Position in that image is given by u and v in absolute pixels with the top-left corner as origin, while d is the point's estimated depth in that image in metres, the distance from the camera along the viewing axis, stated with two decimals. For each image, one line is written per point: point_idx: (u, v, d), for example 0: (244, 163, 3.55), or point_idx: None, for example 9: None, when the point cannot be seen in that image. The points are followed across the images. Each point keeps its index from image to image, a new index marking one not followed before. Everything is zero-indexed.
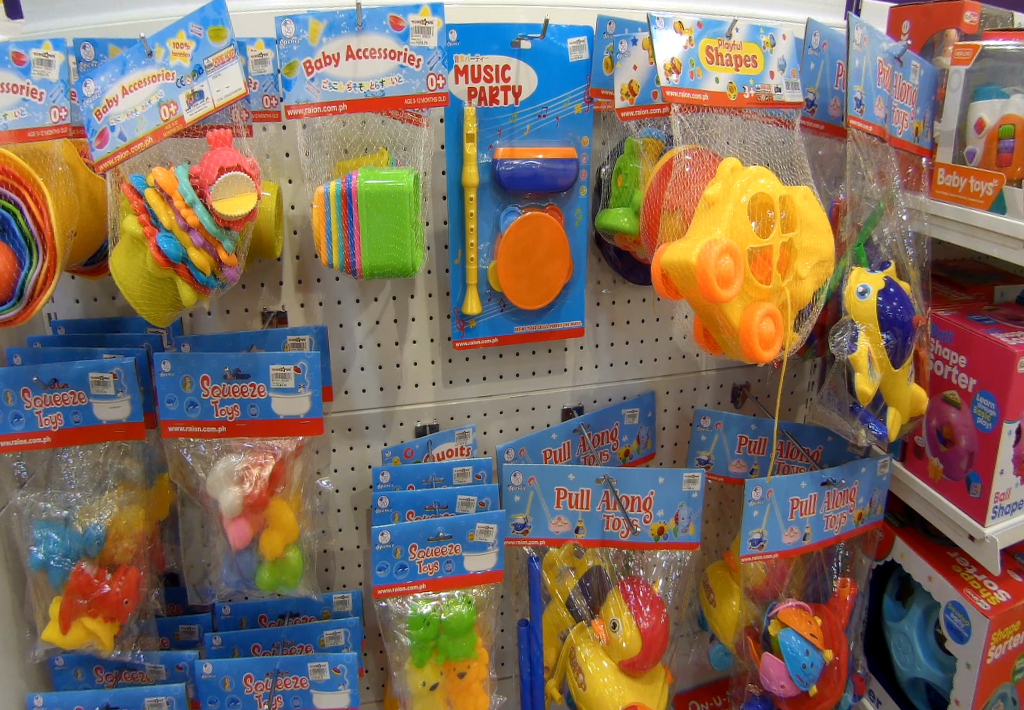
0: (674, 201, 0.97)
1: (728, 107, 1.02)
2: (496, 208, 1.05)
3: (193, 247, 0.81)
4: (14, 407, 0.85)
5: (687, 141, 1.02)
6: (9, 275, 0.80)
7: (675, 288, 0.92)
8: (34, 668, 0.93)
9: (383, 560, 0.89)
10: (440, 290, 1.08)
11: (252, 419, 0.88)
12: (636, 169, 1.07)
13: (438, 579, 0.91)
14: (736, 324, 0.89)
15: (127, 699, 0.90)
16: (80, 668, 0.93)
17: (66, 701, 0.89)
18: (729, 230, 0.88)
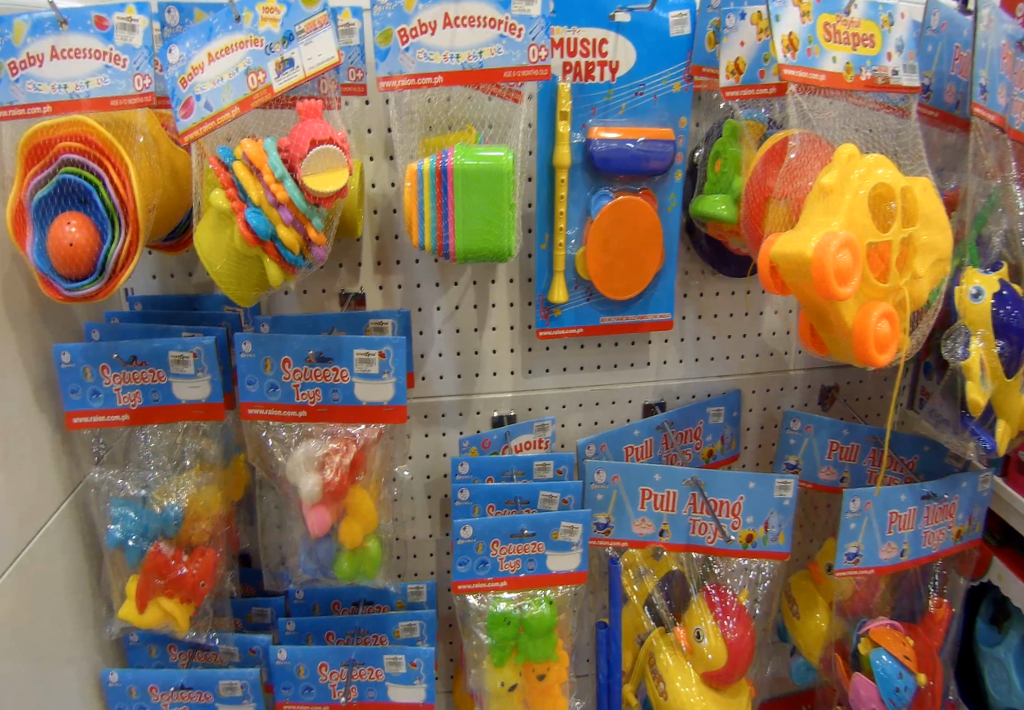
0: (783, 190, 0.91)
1: (844, 89, 0.95)
2: (587, 192, 1.00)
3: (283, 223, 0.78)
4: (93, 383, 0.83)
5: (802, 124, 0.95)
6: (91, 249, 0.79)
7: (782, 281, 0.86)
8: (110, 644, 0.92)
9: (464, 554, 0.86)
10: (522, 275, 1.03)
11: (334, 405, 0.85)
12: (737, 153, 1.02)
13: (519, 578, 0.87)
14: (850, 323, 0.83)
15: (201, 681, 0.88)
16: (153, 645, 0.92)
17: (141, 680, 0.88)
18: (847, 222, 0.82)
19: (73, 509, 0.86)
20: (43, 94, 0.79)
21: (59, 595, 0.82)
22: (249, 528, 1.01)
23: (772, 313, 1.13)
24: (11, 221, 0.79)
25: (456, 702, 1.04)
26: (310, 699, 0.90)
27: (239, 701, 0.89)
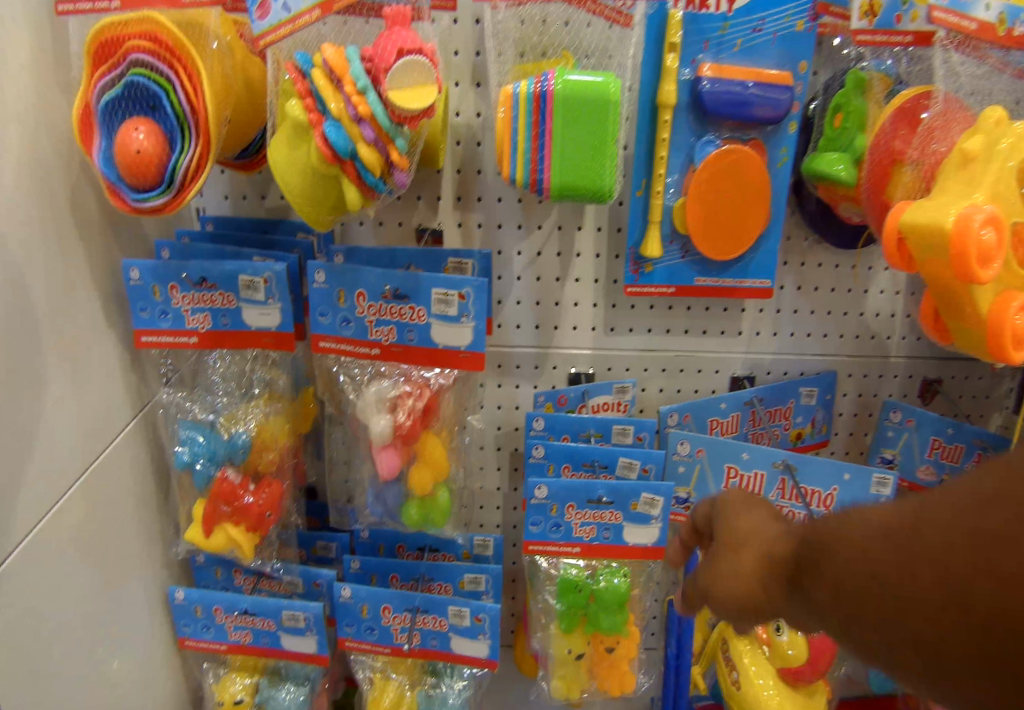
0: (917, 154, 0.80)
1: (994, 45, 0.79)
2: (691, 137, 0.90)
3: (363, 141, 0.71)
4: (162, 303, 0.80)
5: (949, 85, 0.80)
6: (159, 158, 0.73)
7: (911, 257, 0.75)
8: (177, 563, 0.94)
9: (537, 515, 0.82)
10: (611, 224, 0.95)
11: (408, 346, 0.79)
12: (862, 108, 0.88)
13: (593, 545, 0.83)
14: (985, 314, 0.73)
15: (265, 609, 0.88)
16: (219, 567, 0.92)
17: (206, 600, 0.89)
18: (990, 195, 0.71)
19: (143, 428, 0.87)
20: None
21: (125, 512, 0.83)
22: (316, 461, 0.98)
23: (878, 292, 1.02)
24: (79, 125, 0.73)
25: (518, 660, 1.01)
26: (372, 640, 0.88)
27: (302, 632, 0.89)
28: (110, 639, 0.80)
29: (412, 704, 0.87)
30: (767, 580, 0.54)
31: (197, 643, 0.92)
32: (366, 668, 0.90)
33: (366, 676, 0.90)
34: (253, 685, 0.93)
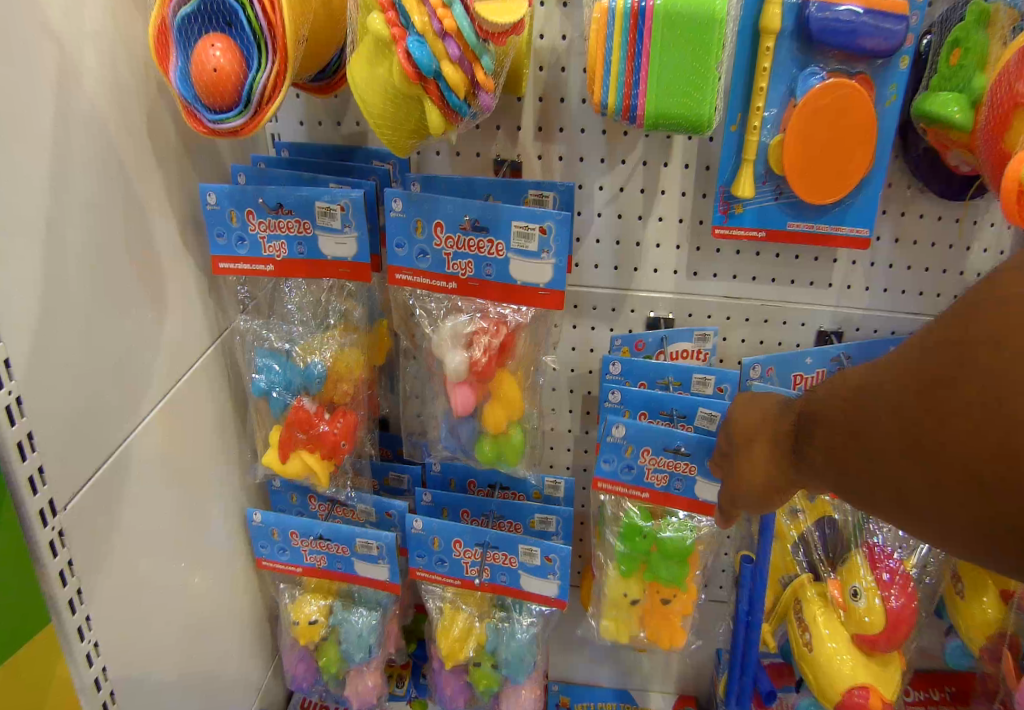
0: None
1: None
2: (793, 67, 0.81)
3: (448, 59, 0.67)
4: (239, 229, 0.79)
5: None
6: (235, 76, 0.69)
7: None
8: (254, 487, 0.99)
9: (610, 453, 0.83)
10: (700, 159, 0.89)
11: (486, 280, 0.77)
12: (985, 46, 0.76)
13: (663, 493, 0.85)
14: None
15: (340, 536, 0.92)
16: (295, 493, 0.96)
17: (283, 524, 0.93)
18: None
19: (221, 354, 0.89)
20: None
21: (207, 434, 0.86)
22: (390, 394, 0.98)
23: (982, 251, 0.92)
24: (153, 42, 0.70)
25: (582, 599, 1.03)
26: (443, 571, 0.89)
27: (375, 559, 0.92)
28: (192, 554, 0.85)
29: (481, 637, 0.91)
30: (782, 464, 0.66)
31: (273, 564, 0.97)
32: (436, 597, 0.93)
33: (436, 605, 0.93)
34: (327, 607, 0.98)
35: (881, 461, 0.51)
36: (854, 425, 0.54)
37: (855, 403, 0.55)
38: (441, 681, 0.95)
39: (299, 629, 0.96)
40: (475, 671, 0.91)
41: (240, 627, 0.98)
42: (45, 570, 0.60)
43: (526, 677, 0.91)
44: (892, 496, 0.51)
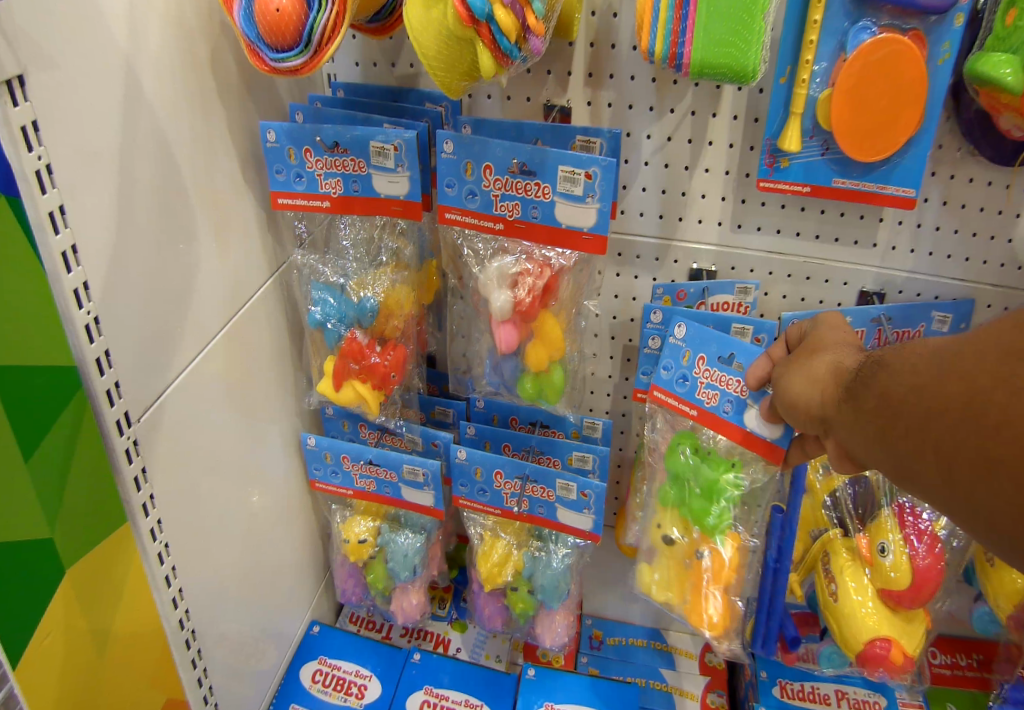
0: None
1: None
2: (844, 20, 0.80)
3: (501, 4, 0.68)
4: (297, 166, 0.82)
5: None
6: (296, 17, 0.71)
7: None
8: (308, 412, 1.05)
9: (670, 357, 0.87)
10: (749, 111, 0.88)
11: (533, 223, 0.78)
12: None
13: (710, 413, 0.85)
14: None
15: (388, 462, 0.98)
16: (346, 420, 1.03)
17: (336, 448, 1.00)
18: None
19: (279, 287, 0.94)
20: None
21: (265, 362, 0.92)
22: (437, 333, 1.02)
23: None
24: None
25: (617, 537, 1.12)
26: (484, 501, 0.96)
27: (420, 486, 0.98)
28: (251, 474, 0.92)
29: (518, 564, 0.97)
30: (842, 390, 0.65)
31: (326, 486, 1.04)
32: (477, 524, 1.00)
33: (477, 532, 1.00)
34: (376, 528, 1.06)
35: (934, 428, 0.51)
36: (917, 389, 0.54)
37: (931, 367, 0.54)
38: (480, 603, 1.03)
39: (349, 546, 1.04)
40: (512, 595, 0.98)
41: (294, 544, 1.06)
42: (121, 475, 0.66)
43: (559, 603, 0.98)
44: (933, 462, 0.51)
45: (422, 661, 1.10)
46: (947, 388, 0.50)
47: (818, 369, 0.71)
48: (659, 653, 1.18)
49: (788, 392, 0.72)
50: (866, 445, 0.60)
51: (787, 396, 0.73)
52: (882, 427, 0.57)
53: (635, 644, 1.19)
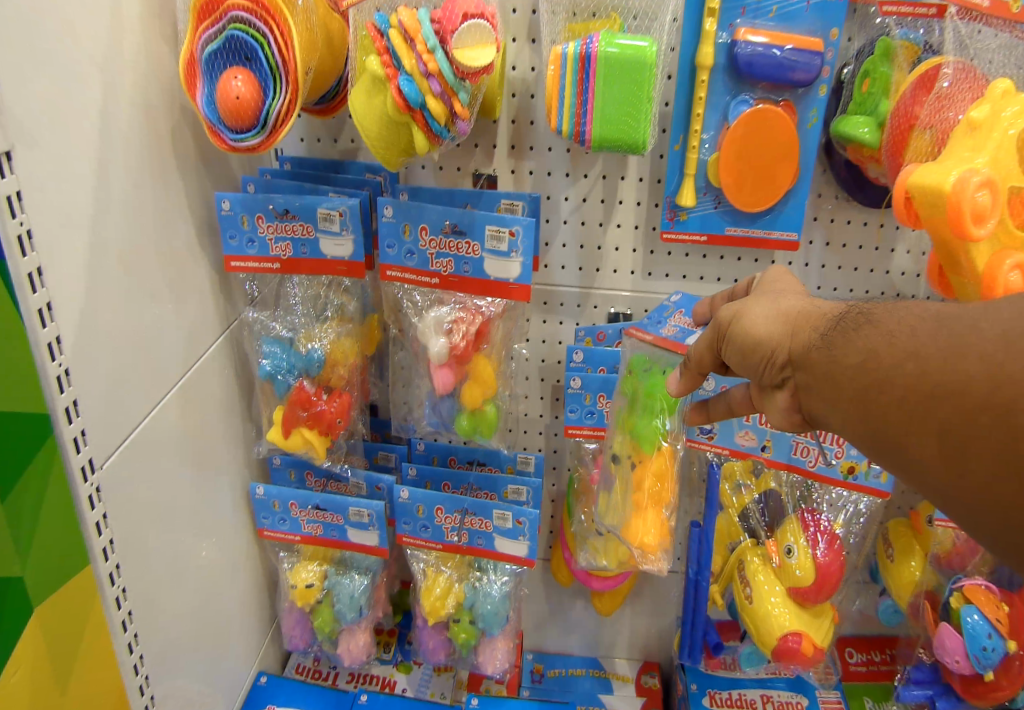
0: (928, 119, 0.86)
1: (1011, 19, 0.85)
2: (726, 97, 0.96)
3: (431, 94, 0.80)
4: (249, 231, 0.91)
5: (958, 52, 0.87)
6: (254, 102, 0.81)
7: (917, 213, 0.82)
8: (255, 463, 1.09)
9: (657, 308, 0.97)
10: (652, 174, 1.02)
11: (464, 277, 0.88)
12: (888, 75, 0.94)
13: (666, 341, 0.91)
14: (980, 271, 0.80)
15: (334, 506, 1.04)
16: (293, 470, 1.08)
17: (283, 496, 1.05)
18: (992, 160, 0.77)
19: (230, 343, 1.00)
20: None
21: (216, 413, 0.97)
22: (379, 382, 1.10)
23: (904, 252, 1.10)
24: (184, 72, 0.83)
25: (553, 568, 1.19)
26: (426, 537, 1.02)
27: (366, 526, 1.04)
28: (203, 520, 0.96)
29: (459, 595, 1.03)
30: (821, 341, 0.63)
31: (274, 534, 1.08)
32: (420, 560, 1.06)
33: (421, 569, 1.06)
34: (322, 571, 1.10)
35: (945, 415, 0.52)
36: (926, 362, 0.54)
37: (938, 333, 0.54)
38: (424, 637, 1.08)
39: (297, 591, 1.07)
40: (455, 626, 1.04)
41: (243, 593, 1.09)
42: (84, 519, 0.70)
43: (500, 630, 1.03)
44: (936, 447, 0.53)
45: (369, 700, 1.14)
46: (964, 378, 0.51)
47: (786, 310, 0.69)
48: (597, 679, 1.26)
49: (755, 326, 0.70)
50: (833, 401, 0.62)
51: (750, 335, 0.71)
52: (864, 392, 0.58)
53: (573, 675, 1.28)
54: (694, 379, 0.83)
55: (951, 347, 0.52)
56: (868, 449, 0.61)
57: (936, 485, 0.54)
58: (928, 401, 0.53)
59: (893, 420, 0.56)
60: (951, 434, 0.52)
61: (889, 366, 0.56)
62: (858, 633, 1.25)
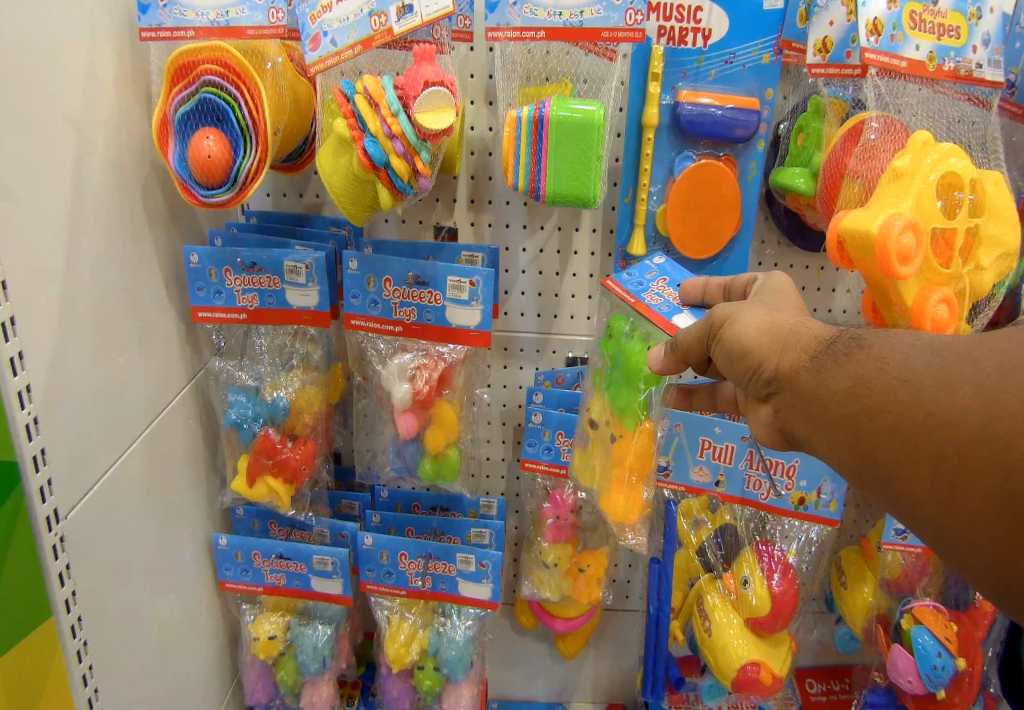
0: (858, 168, 0.94)
1: (925, 77, 0.95)
2: (672, 153, 1.04)
3: (395, 154, 0.85)
4: (217, 283, 0.93)
5: (880, 108, 0.96)
6: (225, 161, 0.84)
7: (848, 256, 0.88)
8: (218, 514, 1.09)
9: (638, 271, 0.95)
10: (605, 225, 1.08)
11: (426, 325, 0.92)
12: (820, 130, 1.02)
13: (645, 303, 0.88)
14: (909, 303, 0.87)
15: (298, 554, 1.04)
16: (256, 520, 1.08)
17: (246, 546, 1.04)
18: (914, 205, 0.85)
19: (195, 393, 1.02)
20: (188, 19, 0.86)
21: (180, 462, 0.98)
22: (343, 429, 1.12)
23: (844, 292, 1.18)
24: (157, 132, 0.86)
25: (516, 612, 1.20)
26: (390, 583, 1.03)
27: (329, 574, 1.05)
28: (165, 571, 0.95)
29: (423, 641, 1.04)
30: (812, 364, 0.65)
31: (237, 585, 1.07)
32: (384, 608, 1.06)
33: (384, 616, 1.06)
34: (284, 622, 1.09)
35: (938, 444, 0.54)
36: (919, 389, 0.56)
37: (931, 361, 0.56)
38: (387, 686, 1.06)
39: (260, 644, 1.07)
40: (419, 673, 1.03)
41: (203, 647, 1.07)
42: (47, 570, 0.71)
43: (465, 675, 1.04)
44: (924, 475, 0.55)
45: None
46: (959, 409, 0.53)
47: (775, 324, 0.70)
48: None
49: (744, 339, 0.71)
50: (818, 423, 0.64)
51: (737, 342, 0.71)
52: (853, 418, 0.60)
53: None
54: (677, 368, 0.82)
55: (942, 377, 0.55)
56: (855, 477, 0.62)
57: (927, 517, 0.55)
58: (917, 430, 0.55)
59: (883, 447, 0.58)
60: (943, 463, 0.53)
61: (881, 393, 0.58)
62: (817, 664, 1.28)
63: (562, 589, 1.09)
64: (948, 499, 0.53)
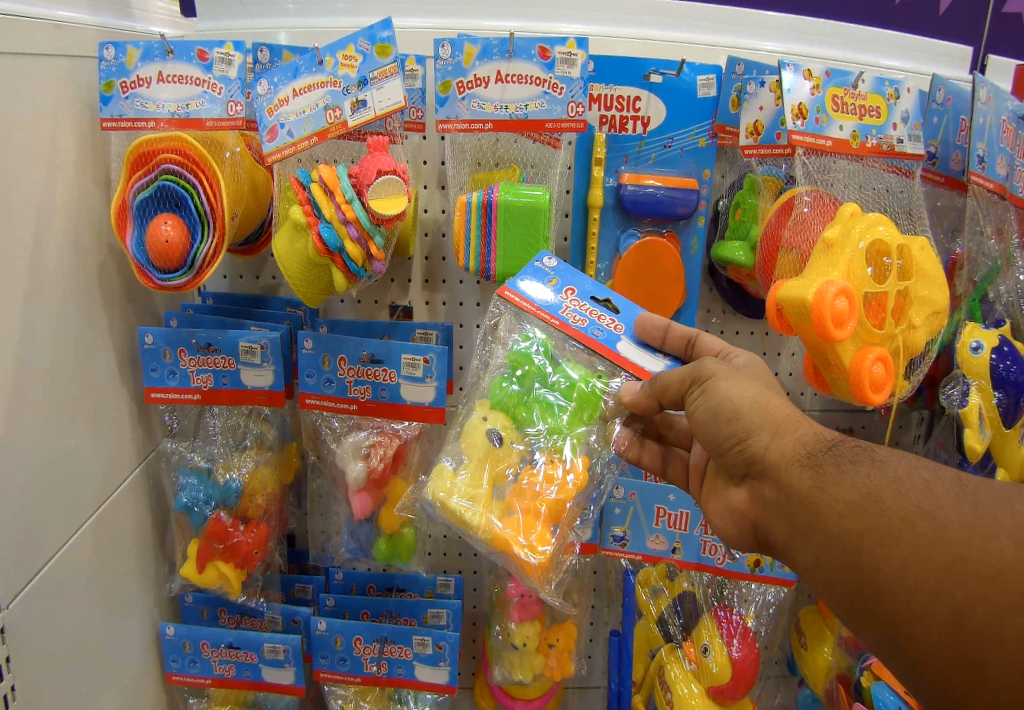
0: (792, 240, 1.00)
1: (850, 154, 1.02)
2: (617, 230, 1.10)
3: (349, 239, 0.87)
4: (171, 364, 0.94)
5: (810, 183, 1.02)
6: (182, 246, 0.86)
7: (787, 321, 0.93)
8: (167, 601, 1.05)
9: (530, 273, 0.93)
10: None
11: (380, 401, 0.93)
12: (755, 205, 1.09)
13: (582, 333, 0.89)
14: (848, 364, 0.92)
15: (248, 643, 1.01)
16: (206, 607, 1.05)
17: (193, 636, 1.01)
18: (845, 274, 0.90)
19: (146, 476, 1.00)
20: (149, 111, 0.89)
21: (129, 547, 0.96)
22: (297, 511, 1.11)
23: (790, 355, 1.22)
24: (115, 218, 0.88)
25: (476, 696, 1.18)
26: (344, 670, 1.01)
27: (281, 663, 1.02)
28: (111, 664, 0.92)
29: None
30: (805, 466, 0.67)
31: (183, 678, 1.03)
32: (338, 697, 1.03)
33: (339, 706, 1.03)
34: None
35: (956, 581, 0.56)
36: (943, 527, 0.58)
37: (960, 506, 0.59)
38: None
39: None
40: None
41: None
42: None
43: None
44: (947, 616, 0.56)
45: None
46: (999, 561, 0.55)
47: (769, 404, 0.73)
48: None
49: (731, 404, 0.73)
50: (807, 535, 0.66)
51: (728, 406, 0.73)
52: (856, 537, 0.62)
53: None
54: (650, 405, 0.84)
55: (974, 526, 0.57)
56: (836, 601, 0.64)
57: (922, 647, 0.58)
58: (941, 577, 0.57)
59: (888, 580, 0.59)
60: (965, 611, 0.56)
61: (892, 521, 0.61)
62: None
63: (532, 668, 1.06)
64: (954, 648, 0.56)
